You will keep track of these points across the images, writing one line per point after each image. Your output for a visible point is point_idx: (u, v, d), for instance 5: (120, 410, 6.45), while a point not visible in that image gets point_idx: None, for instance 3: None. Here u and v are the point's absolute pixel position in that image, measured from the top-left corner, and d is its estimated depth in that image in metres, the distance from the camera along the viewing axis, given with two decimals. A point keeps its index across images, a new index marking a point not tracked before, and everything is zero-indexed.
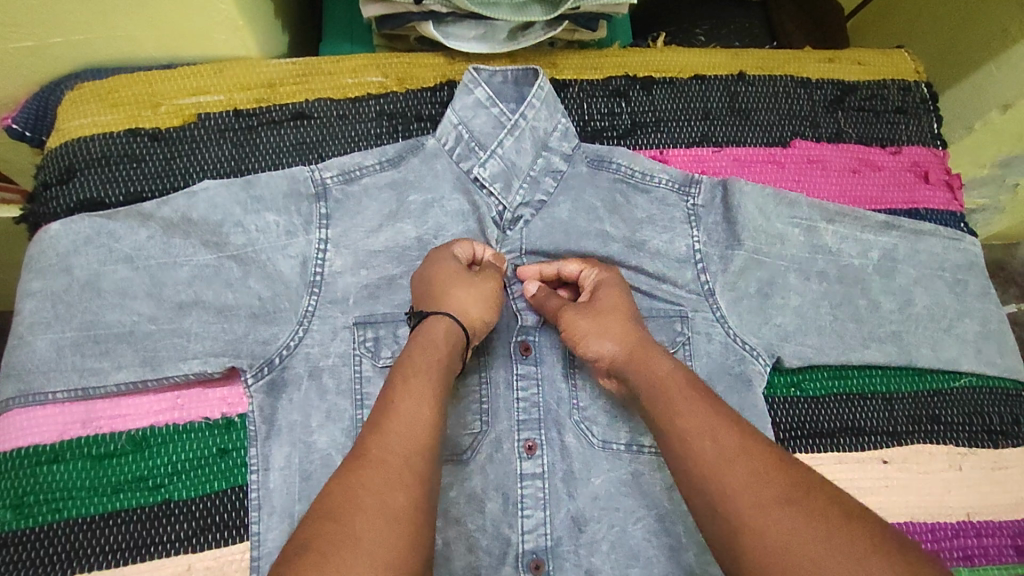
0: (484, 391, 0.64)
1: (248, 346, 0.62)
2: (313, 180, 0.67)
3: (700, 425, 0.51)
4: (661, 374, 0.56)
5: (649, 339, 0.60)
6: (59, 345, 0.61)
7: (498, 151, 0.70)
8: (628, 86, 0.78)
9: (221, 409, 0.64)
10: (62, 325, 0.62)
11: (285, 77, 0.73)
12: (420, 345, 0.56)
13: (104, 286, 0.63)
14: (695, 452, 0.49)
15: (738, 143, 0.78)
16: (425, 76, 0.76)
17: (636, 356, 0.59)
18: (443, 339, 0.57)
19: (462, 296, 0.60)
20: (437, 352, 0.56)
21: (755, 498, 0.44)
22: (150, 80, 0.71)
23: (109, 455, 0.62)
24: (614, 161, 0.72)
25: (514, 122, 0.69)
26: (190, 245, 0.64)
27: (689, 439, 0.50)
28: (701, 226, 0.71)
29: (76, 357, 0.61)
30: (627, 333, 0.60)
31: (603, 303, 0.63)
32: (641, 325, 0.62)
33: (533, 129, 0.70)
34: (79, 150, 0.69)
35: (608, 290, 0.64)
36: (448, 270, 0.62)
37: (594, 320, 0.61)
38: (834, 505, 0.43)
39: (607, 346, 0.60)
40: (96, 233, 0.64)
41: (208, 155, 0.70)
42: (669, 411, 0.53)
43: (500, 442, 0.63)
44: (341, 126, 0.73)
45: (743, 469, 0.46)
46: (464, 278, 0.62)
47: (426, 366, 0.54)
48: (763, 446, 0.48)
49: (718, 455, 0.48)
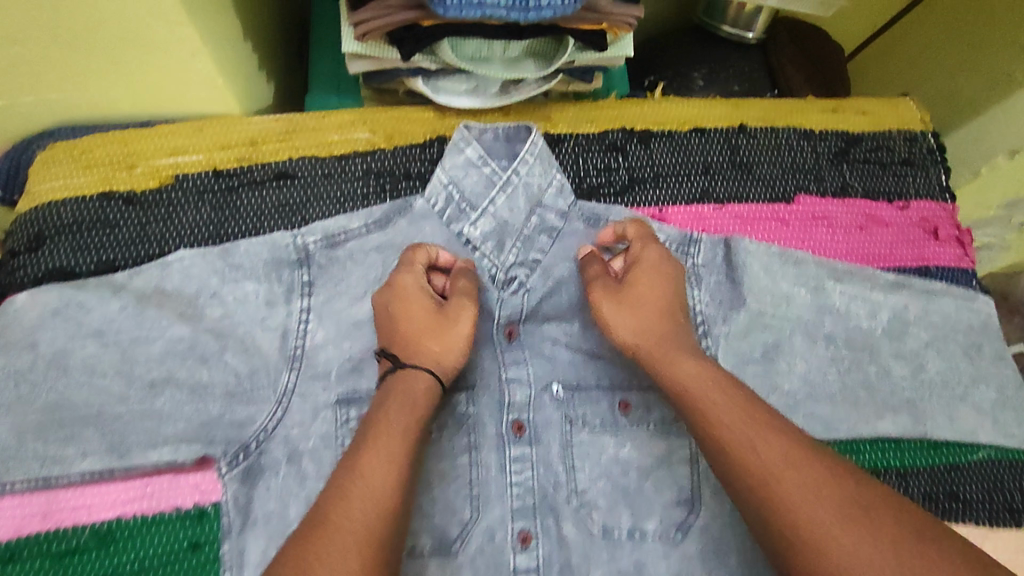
0: (474, 475, 0.61)
1: (223, 431, 0.59)
2: (296, 246, 0.64)
3: (746, 432, 0.49)
4: (692, 381, 0.53)
5: (674, 333, 0.58)
6: (20, 430, 0.57)
7: (491, 209, 0.67)
8: (625, 139, 0.75)
9: (194, 498, 0.60)
10: (24, 408, 0.58)
11: (268, 134, 0.70)
12: (399, 401, 0.53)
13: (71, 363, 0.59)
14: (740, 461, 0.48)
15: (740, 199, 0.74)
16: (414, 132, 0.73)
17: (660, 352, 0.57)
18: (421, 394, 0.54)
19: (434, 344, 0.58)
20: (412, 406, 0.53)
21: (817, 515, 0.43)
22: (125, 139, 0.68)
23: (70, 551, 0.58)
24: (611, 220, 0.69)
25: (505, 178, 0.66)
26: (164, 317, 0.61)
27: (731, 448, 0.48)
28: (703, 287, 0.67)
29: (38, 443, 0.57)
30: (658, 323, 0.59)
31: (641, 296, 0.60)
32: (677, 318, 0.60)
33: (526, 186, 0.67)
34: (50, 215, 0.66)
35: (645, 277, 0.61)
36: (418, 310, 0.59)
37: (629, 307, 0.60)
38: (899, 523, 0.42)
39: (634, 335, 0.59)
40: (65, 305, 0.61)
41: (186, 219, 0.67)
42: (708, 418, 0.51)
43: (493, 531, 0.61)
44: (326, 186, 0.70)
45: (797, 482, 0.45)
46: (431, 318, 0.59)
47: (397, 424, 0.51)
48: (815, 454, 0.47)
49: (768, 467, 0.46)
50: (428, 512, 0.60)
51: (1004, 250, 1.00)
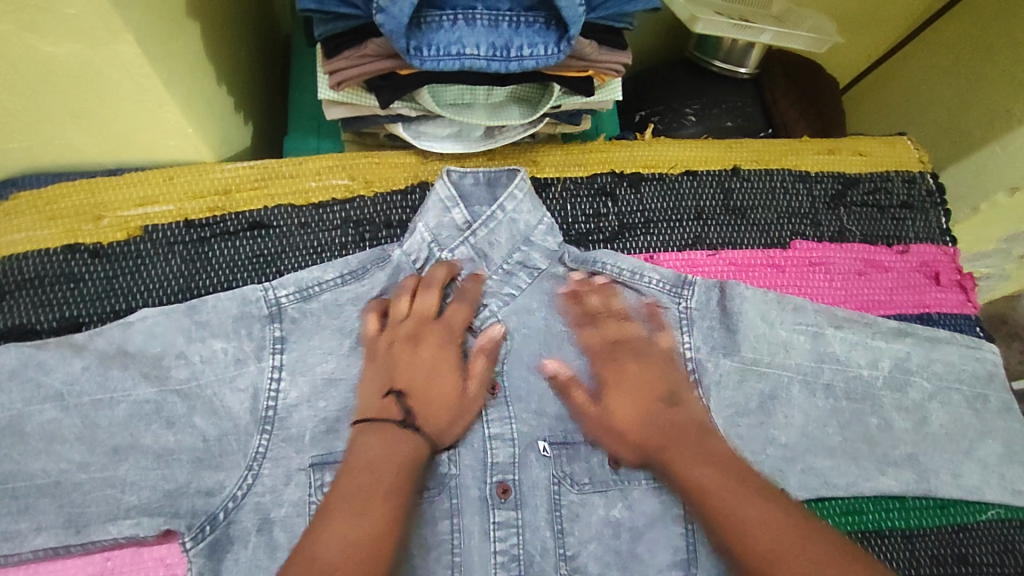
0: (456, 540, 0.58)
1: (189, 500, 0.56)
2: (267, 300, 0.61)
3: (738, 510, 0.52)
4: (697, 472, 0.55)
5: (670, 418, 0.58)
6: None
7: (471, 239, 0.65)
8: (615, 183, 0.73)
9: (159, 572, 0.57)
10: None
11: (242, 182, 0.68)
12: (390, 460, 0.54)
13: (28, 429, 0.56)
14: (745, 539, 0.51)
15: (734, 245, 0.72)
16: (395, 177, 0.70)
17: (663, 437, 0.58)
18: (413, 454, 0.55)
19: (445, 425, 0.58)
20: (405, 468, 0.54)
21: None
22: (91, 188, 0.65)
23: None
24: (599, 261, 0.66)
25: (491, 213, 0.65)
26: (128, 378, 0.58)
27: (736, 525, 0.51)
28: (695, 332, 0.64)
29: None
30: (653, 401, 0.59)
31: (627, 378, 0.61)
32: (670, 400, 0.59)
33: (512, 221, 0.65)
34: (11, 270, 0.63)
35: (632, 359, 0.62)
36: (439, 388, 0.59)
37: (625, 386, 0.60)
38: None
39: (634, 413, 0.59)
40: (22, 365, 0.57)
41: (155, 273, 0.64)
42: (706, 495, 0.54)
43: None
44: (302, 236, 0.67)
45: (800, 559, 0.48)
46: (449, 402, 0.59)
47: (381, 480, 0.52)
48: (809, 527, 0.51)
49: (771, 544, 0.50)
50: None
51: (1005, 277, 0.99)
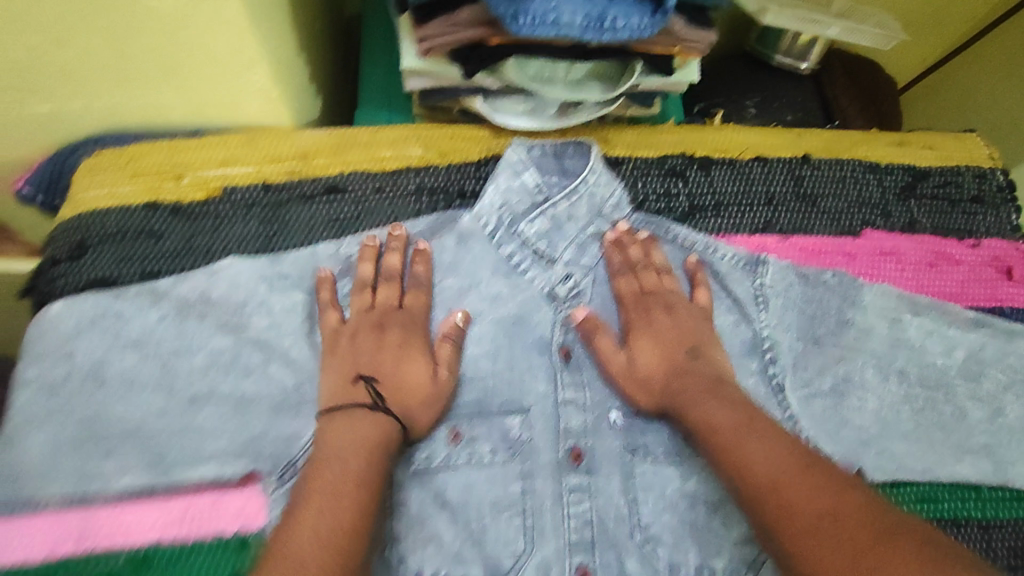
0: (528, 505, 0.57)
1: (269, 446, 0.57)
2: (344, 255, 0.64)
3: (741, 440, 0.52)
4: (709, 410, 0.55)
5: (688, 368, 0.59)
6: (57, 445, 0.55)
7: (550, 211, 0.65)
8: (685, 165, 0.73)
9: (237, 525, 0.54)
10: (60, 422, 0.56)
11: (319, 149, 0.69)
12: (348, 445, 0.52)
13: (107, 376, 0.58)
14: (746, 466, 0.51)
15: (804, 232, 0.71)
16: (469, 150, 0.71)
17: (681, 387, 0.58)
18: (376, 437, 0.53)
19: (416, 407, 0.57)
20: (367, 447, 0.52)
21: (807, 521, 0.45)
22: (174, 149, 0.66)
23: None
24: (672, 228, 0.69)
25: (574, 186, 0.66)
26: (205, 329, 0.60)
27: (742, 459, 0.51)
28: (771, 309, 0.65)
29: (76, 460, 0.55)
30: (672, 351, 0.61)
31: (654, 328, 0.62)
32: (693, 352, 0.61)
33: (592, 195, 0.66)
34: (95, 224, 0.64)
35: (663, 311, 0.63)
36: (405, 376, 0.58)
37: (652, 336, 0.62)
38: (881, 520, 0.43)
39: (655, 360, 0.61)
40: (101, 315, 0.59)
41: (233, 233, 0.64)
42: (714, 436, 0.54)
43: (549, 566, 0.56)
44: (377, 201, 0.67)
45: (792, 492, 0.47)
46: (422, 386, 0.57)
47: (347, 466, 0.50)
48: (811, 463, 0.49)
49: (766, 477, 0.49)
50: (482, 539, 0.55)
51: None
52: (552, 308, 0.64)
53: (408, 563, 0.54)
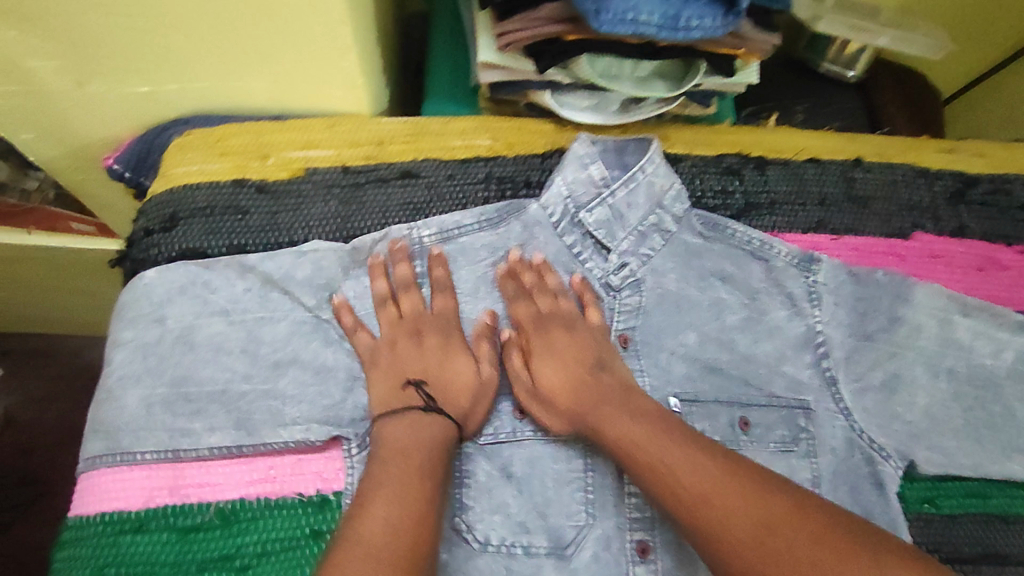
0: (590, 479, 0.59)
1: (349, 414, 0.60)
2: (412, 239, 0.66)
3: (671, 459, 0.51)
4: (627, 426, 0.55)
5: (589, 383, 0.59)
6: (149, 403, 0.59)
7: (609, 200, 0.67)
8: (741, 165, 0.76)
9: (317, 485, 0.58)
10: (154, 380, 0.59)
11: (395, 136, 0.73)
12: (409, 443, 0.54)
13: (197, 340, 0.61)
14: (675, 488, 0.50)
15: (855, 232, 0.74)
16: (535, 142, 0.74)
17: (584, 401, 0.58)
18: (438, 437, 0.55)
19: (462, 402, 0.60)
20: (424, 445, 0.54)
21: (766, 548, 0.44)
22: (260, 131, 0.71)
23: (195, 528, 0.56)
24: (729, 226, 0.70)
25: (631, 174, 0.67)
26: (288, 302, 0.62)
27: (661, 474, 0.51)
28: (824, 306, 0.67)
29: (165, 416, 0.58)
30: (575, 364, 0.61)
31: (550, 344, 0.62)
32: (598, 367, 0.60)
33: (650, 184, 0.68)
34: (185, 199, 0.68)
35: (562, 330, 0.63)
36: (452, 372, 0.61)
37: (550, 350, 0.62)
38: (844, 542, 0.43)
39: (555, 374, 0.61)
40: (191, 283, 0.63)
41: (314, 212, 0.68)
42: (633, 451, 0.53)
43: (609, 539, 0.58)
44: (448, 187, 0.70)
45: (735, 511, 0.46)
46: (472, 388, 0.61)
47: (409, 463, 0.52)
48: (759, 481, 0.48)
49: (706, 497, 0.48)
50: (545, 510, 0.58)
51: None
52: (609, 295, 0.67)
53: (475, 532, 0.57)
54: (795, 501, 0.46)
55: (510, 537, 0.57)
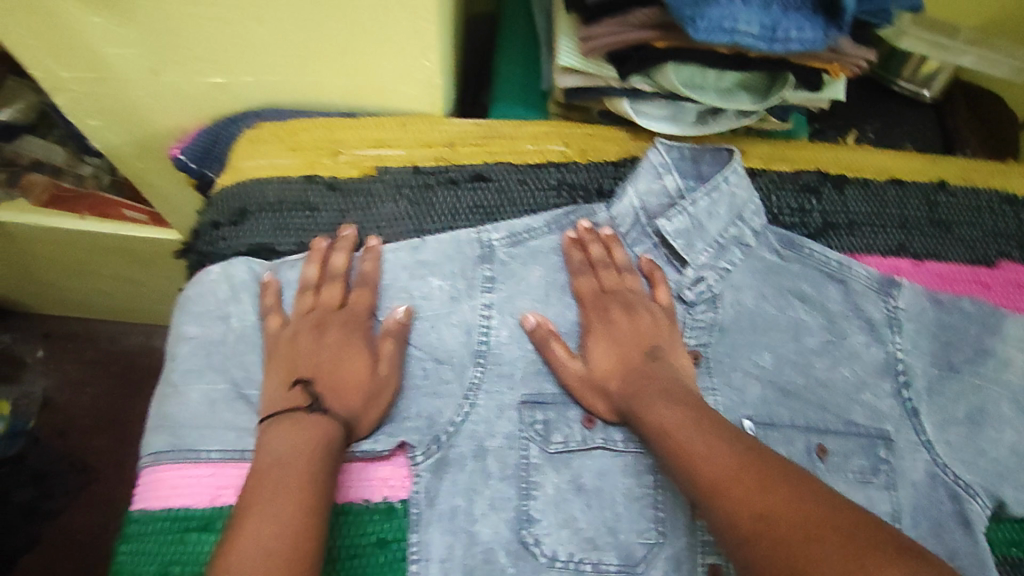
0: (660, 498, 0.57)
1: (411, 423, 0.57)
2: (480, 242, 0.64)
3: (692, 443, 0.51)
4: (658, 412, 0.54)
5: (637, 368, 0.58)
6: (212, 399, 0.58)
7: (690, 208, 0.65)
8: (820, 182, 0.73)
9: (383, 493, 0.56)
10: (216, 377, 0.59)
11: (467, 138, 0.72)
12: (286, 453, 0.49)
13: (262, 343, 0.61)
14: (694, 474, 0.49)
15: (937, 257, 0.71)
16: (607, 150, 0.73)
17: (630, 388, 0.57)
18: (300, 440, 0.50)
19: (360, 408, 0.55)
20: (309, 447, 0.49)
21: (770, 527, 0.43)
22: (332, 127, 0.70)
23: None
24: (807, 245, 0.67)
25: (715, 183, 0.65)
26: (349, 302, 0.61)
27: (682, 459, 0.51)
28: (905, 334, 0.64)
29: (230, 414, 0.58)
30: (625, 353, 0.59)
31: (612, 328, 0.60)
32: (652, 353, 0.59)
33: (732, 196, 0.66)
34: (255, 192, 0.67)
35: (621, 310, 0.61)
36: (351, 370, 0.56)
37: (606, 333, 0.60)
38: (851, 526, 0.41)
39: (602, 357, 0.59)
40: (254, 281, 0.63)
41: (384, 212, 0.67)
42: (660, 437, 0.53)
43: (680, 561, 0.56)
44: (520, 192, 0.69)
45: (743, 495, 0.46)
46: (362, 386, 0.56)
47: (285, 476, 0.47)
48: (772, 464, 0.47)
49: (720, 481, 0.47)
50: (615, 527, 0.56)
51: None
52: (683, 309, 0.65)
53: (542, 547, 0.55)
54: (804, 481, 0.45)
55: (578, 553, 0.55)
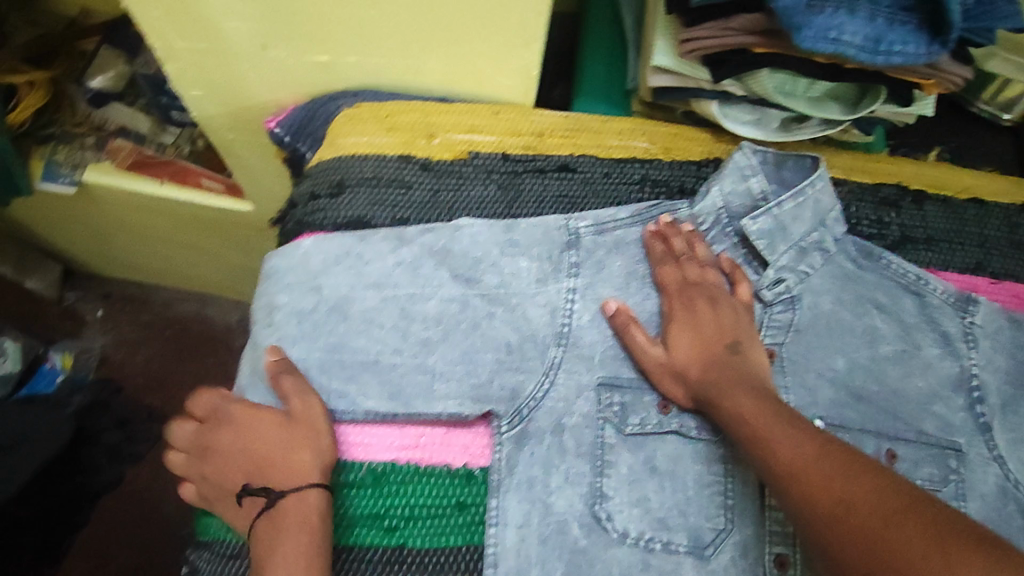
0: (730, 486, 0.59)
1: (495, 397, 0.60)
2: (567, 229, 0.66)
3: (770, 432, 0.52)
4: (738, 401, 0.56)
5: (717, 359, 0.59)
6: (306, 363, 0.61)
7: (774, 210, 0.67)
8: (899, 197, 0.74)
9: (464, 458, 0.60)
10: (310, 343, 0.61)
11: (555, 129, 0.74)
12: (276, 543, 0.53)
13: (351, 311, 0.62)
14: (773, 460, 0.51)
15: (1015, 278, 0.72)
16: (691, 149, 0.75)
17: (711, 377, 0.59)
18: (289, 521, 0.54)
19: (292, 461, 0.56)
20: (299, 527, 0.54)
21: (845, 514, 0.45)
22: (427, 111, 0.73)
23: (348, 484, 0.58)
24: (884, 256, 0.69)
25: (801, 188, 0.67)
26: (440, 276, 0.63)
27: (761, 446, 0.53)
28: (980, 348, 0.66)
29: (322, 376, 0.60)
30: (707, 341, 0.61)
31: (697, 318, 0.62)
32: (733, 347, 0.60)
33: (817, 201, 0.68)
34: (353, 168, 0.70)
35: (705, 302, 0.63)
36: (261, 440, 0.58)
37: (688, 326, 0.62)
38: (923, 514, 0.42)
39: (683, 346, 0.61)
40: (345, 254, 0.64)
41: (474, 194, 0.70)
42: (741, 426, 0.55)
43: (747, 547, 0.58)
44: (604, 184, 0.71)
45: (820, 481, 0.47)
46: (280, 439, 0.57)
47: (305, 544, 0.53)
48: (850, 455, 0.48)
49: (798, 468, 0.49)
50: (686, 510, 0.58)
51: None
52: (761, 309, 0.66)
53: (615, 523, 0.57)
54: (880, 472, 0.46)
55: (648, 532, 0.57)
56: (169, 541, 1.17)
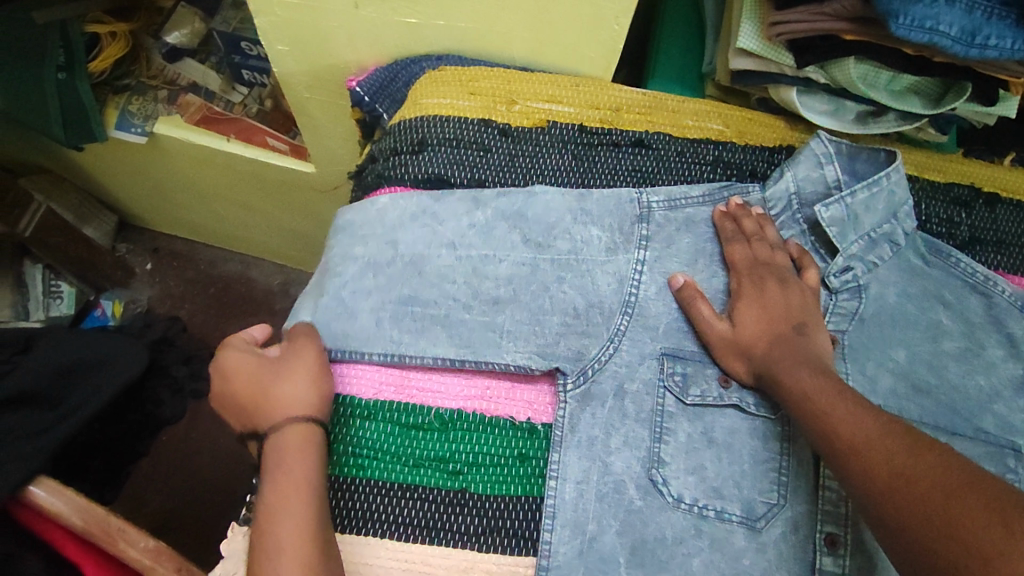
0: (785, 463, 0.60)
1: (561, 357, 0.62)
2: (639, 202, 0.67)
3: (831, 408, 0.53)
4: (800, 378, 0.56)
5: (781, 340, 0.60)
6: (380, 317, 0.63)
7: (847, 199, 0.67)
8: (972, 197, 0.74)
9: (528, 413, 0.62)
10: (384, 296, 0.64)
11: (632, 105, 0.75)
12: (276, 463, 0.56)
13: (426, 268, 0.65)
14: (834, 435, 0.52)
15: None
16: (764, 135, 0.76)
17: (775, 357, 0.59)
18: (285, 443, 0.57)
19: (280, 397, 0.59)
20: (297, 449, 0.57)
21: (905, 486, 0.45)
22: (510, 79, 0.75)
23: (416, 426, 0.61)
24: (954, 255, 0.69)
25: (877, 178, 0.67)
26: (512, 241, 0.65)
27: (823, 420, 0.53)
28: None
29: (394, 331, 0.63)
30: (774, 318, 0.62)
31: (764, 296, 0.63)
32: (799, 328, 0.61)
33: (891, 193, 0.68)
34: (435, 127, 0.72)
35: (774, 281, 0.63)
36: (253, 377, 0.62)
37: (755, 305, 0.63)
38: (985, 489, 0.42)
39: (747, 322, 0.62)
40: (422, 212, 0.67)
41: (550, 162, 0.71)
42: (801, 403, 0.55)
43: (798, 524, 0.59)
44: (677, 162, 0.72)
45: (882, 456, 0.48)
46: (273, 377, 0.61)
47: (302, 464, 0.56)
48: (912, 433, 0.49)
49: (859, 442, 0.50)
50: (740, 482, 0.59)
51: None
52: (827, 296, 0.67)
53: (670, 487, 0.59)
54: (942, 449, 0.47)
55: (702, 499, 0.59)
56: (213, 482, 1.21)
